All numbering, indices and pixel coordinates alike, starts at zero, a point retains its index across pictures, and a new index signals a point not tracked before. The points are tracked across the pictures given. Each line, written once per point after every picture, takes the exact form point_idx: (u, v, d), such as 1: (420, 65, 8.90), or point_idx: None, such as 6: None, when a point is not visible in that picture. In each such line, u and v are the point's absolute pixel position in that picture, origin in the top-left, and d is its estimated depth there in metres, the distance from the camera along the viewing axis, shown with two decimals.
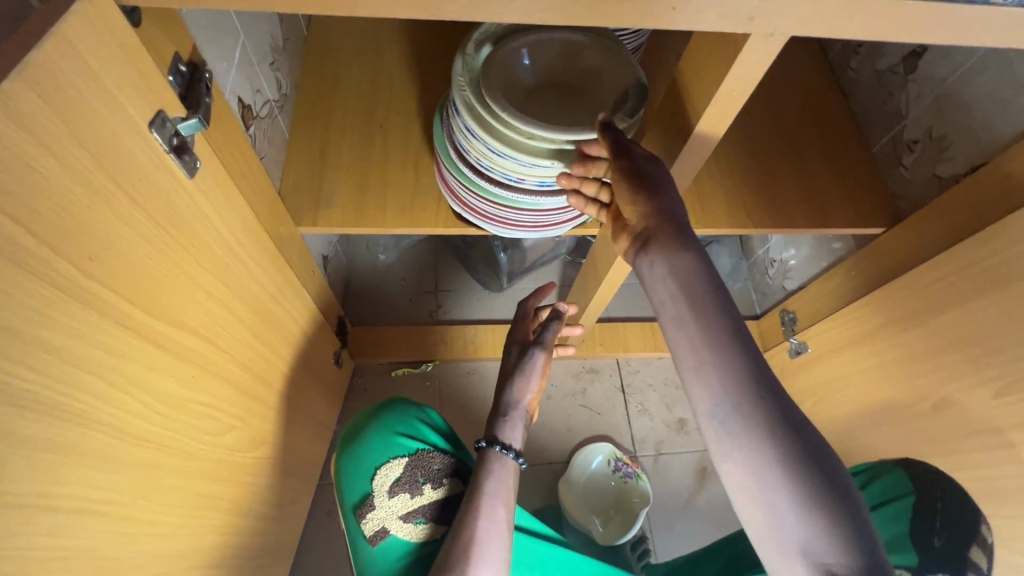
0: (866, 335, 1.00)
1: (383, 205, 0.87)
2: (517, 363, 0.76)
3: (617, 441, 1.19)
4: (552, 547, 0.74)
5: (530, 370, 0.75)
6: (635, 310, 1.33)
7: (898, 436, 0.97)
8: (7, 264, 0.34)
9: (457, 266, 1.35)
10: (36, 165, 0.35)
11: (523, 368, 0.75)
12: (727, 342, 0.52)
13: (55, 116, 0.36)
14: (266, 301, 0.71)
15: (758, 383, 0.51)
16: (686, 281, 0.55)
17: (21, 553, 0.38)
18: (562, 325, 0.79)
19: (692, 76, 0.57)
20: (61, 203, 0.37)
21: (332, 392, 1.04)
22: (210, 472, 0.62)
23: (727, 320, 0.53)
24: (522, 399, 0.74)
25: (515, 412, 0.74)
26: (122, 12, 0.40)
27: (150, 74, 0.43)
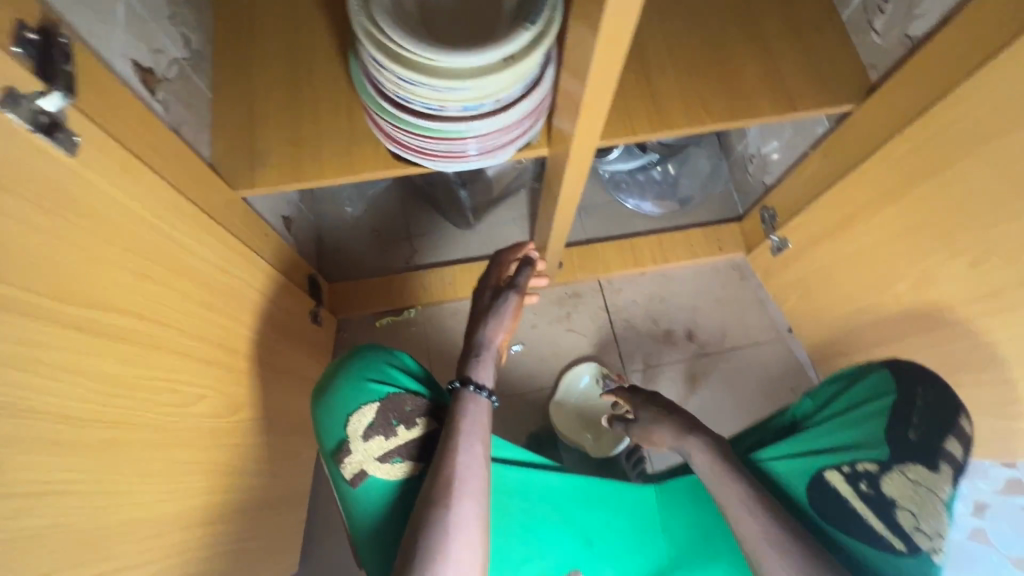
0: (843, 221, 0.97)
1: (320, 156, 0.83)
2: (491, 305, 0.77)
3: (605, 360, 1.21)
4: (530, 473, 0.73)
5: (504, 311, 0.76)
6: (612, 229, 1.32)
7: (880, 320, 0.96)
8: None
9: (426, 208, 1.32)
10: None
11: (496, 310, 0.76)
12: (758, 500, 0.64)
13: None
14: (210, 271, 0.71)
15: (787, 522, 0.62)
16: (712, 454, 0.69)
17: None
18: (533, 271, 0.82)
19: None
20: None
21: (315, 349, 1.06)
22: (186, 440, 0.65)
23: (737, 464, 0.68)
24: (493, 339, 0.74)
25: (487, 351, 0.74)
26: None
27: None
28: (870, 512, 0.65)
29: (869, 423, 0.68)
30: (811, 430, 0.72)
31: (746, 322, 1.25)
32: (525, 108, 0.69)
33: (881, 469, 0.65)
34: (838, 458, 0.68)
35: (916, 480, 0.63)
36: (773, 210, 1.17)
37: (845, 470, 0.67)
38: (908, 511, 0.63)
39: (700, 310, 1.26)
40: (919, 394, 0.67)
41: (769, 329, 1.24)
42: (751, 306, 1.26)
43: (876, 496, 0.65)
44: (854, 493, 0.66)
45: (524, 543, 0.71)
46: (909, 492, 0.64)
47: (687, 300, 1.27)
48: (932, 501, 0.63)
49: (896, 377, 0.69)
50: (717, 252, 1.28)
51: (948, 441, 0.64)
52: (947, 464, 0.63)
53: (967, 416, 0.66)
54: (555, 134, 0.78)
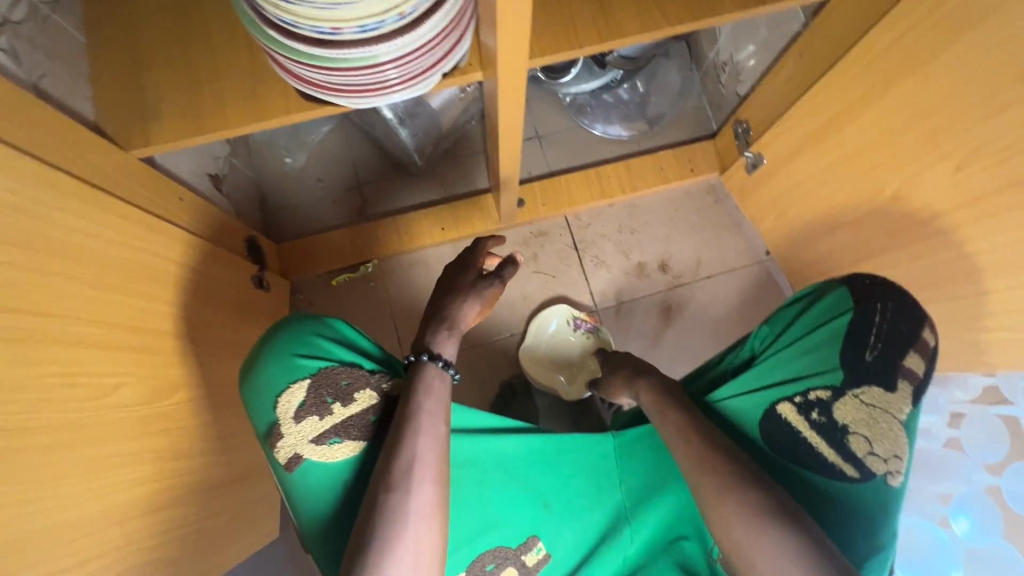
0: (820, 130, 0.88)
1: (220, 103, 0.72)
2: (473, 285, 0.73)
3: (576, 300, 1.16)
4: (490, 441, 0.66)
5: (484, 296, 0.73)
6: (577, 159, 1.22)
7: (858, 236, 0.90)
8: None
9: (373, 152, 1.21)
10: None
11: (478, 292, 0.73)
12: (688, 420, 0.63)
13: None
14: (108, 248, 0.63)
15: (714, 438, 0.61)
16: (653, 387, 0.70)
17: None
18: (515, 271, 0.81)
19: None
20: None
21: (265, 316, 1.00)
22: (104, 434, 0.60)
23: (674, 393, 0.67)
24: (466, 320, 0.71)
25: (457, 329, 0.70)
26: None
27: None
28: (823, 442, 0.61)
29: (824, 349, 0.62)
30: (763, 362, 0.65)
31: (721, 247, 1.18)
32: (437, 25, 0.58)
33: (834, 395, 0.60)
34: (789, 388, 0.62)
35: (870, 403, 0.59)
36: (747, 123, 1.07)
37: (798, 401, 0.62)
38: (861, 436, 0.60)
39: (673, 239, 1.19)
40: (879, 310, 0.61)
41: (746, 253, 1.18)
42: (727, 230, 1.19)
43: (828, 424, 0.61)
44: (806, 424, 0.61)
45: (487, 515, 0.65)
46: (863, 417, 0.60)
47: (659, 229, 1.19)
48: (887, 423, 0.59)
49: (854, 293, 0.63)
50: (689, 174, 1.19)
51: (908, 358, 0.60)
52: (905, 382, 0.60)
53: (931, 327, 0.62)
54: (485, 54, 0.68)
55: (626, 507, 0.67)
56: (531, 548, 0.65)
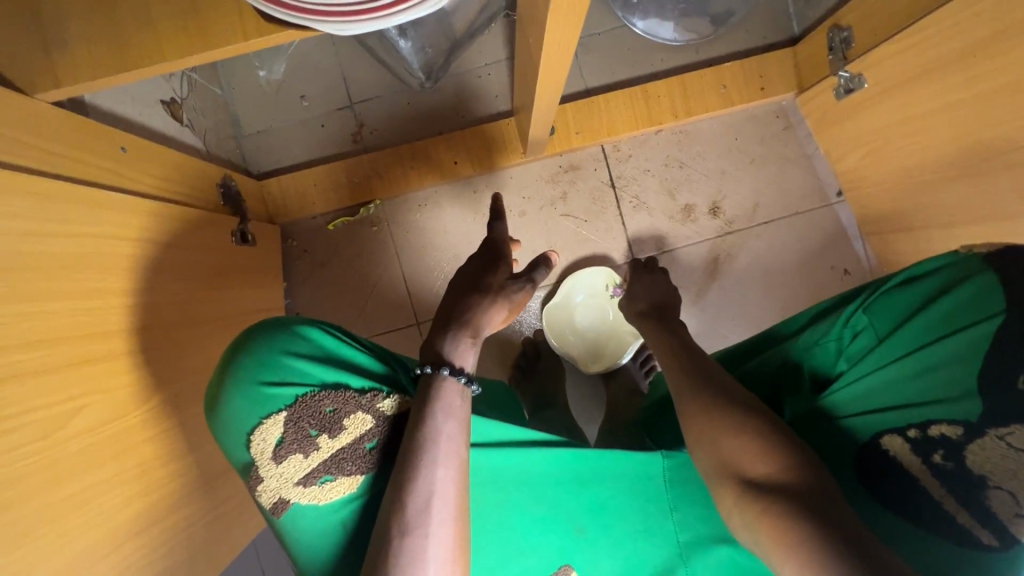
0: (962, 52, 0.67)
1: (152, 20, 0.52)
2: (502, 287, 0.66)
3: (612, 250, 1.00)
4: (511, 457, 0.61)
5: (511, 302, 0.66)
6: (619, 71, 0.99)
7: (977, 193, 0.72)
8: None
9: (368, 62, 0.97)
10: None
11: (506, 296, 0.66)
12: (718, 415, 0.57)
13: None
14: (35, 242, 0.48)
15: (750, 434, 0.55)
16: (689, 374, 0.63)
17: None
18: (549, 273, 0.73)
19: None
20: None
21: (254, 275, 0.86)
22: (70, 467, 0.50)
23: (714, 388, 0.60)
24: (487, 325, 0.63)
25: (478, 337, 0.62)
26: None
27: None
28: (945, 488, 0.55)
29: (961, 362, 0.55)
30: (869, 377, 0.61)
31: (785, 186, 1.00)
32: None
33: (968, 434, 0.54)
34: (901, 420, 0.58)
35: (1021, 448, 0.51)
36: (848, 31, 0.84)
37: (913, 435, 0.57)
38: (1004, 490, 0.52)
39: (729, 176, 1.00)
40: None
41: (813, 194, 0.99)
42: (795, 164, 1.00)
43: (955, 469, 0.54)
44: (925, 468, 0.56)
45: (519, 536, 0.62)
46: (1008, 464, 0.52)
47: (714, 163, 1.00)
48: None
49: (1009, 293, 0.55)
50: (759, 95, 0.97)
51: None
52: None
53: None
54: None
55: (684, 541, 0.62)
56: None
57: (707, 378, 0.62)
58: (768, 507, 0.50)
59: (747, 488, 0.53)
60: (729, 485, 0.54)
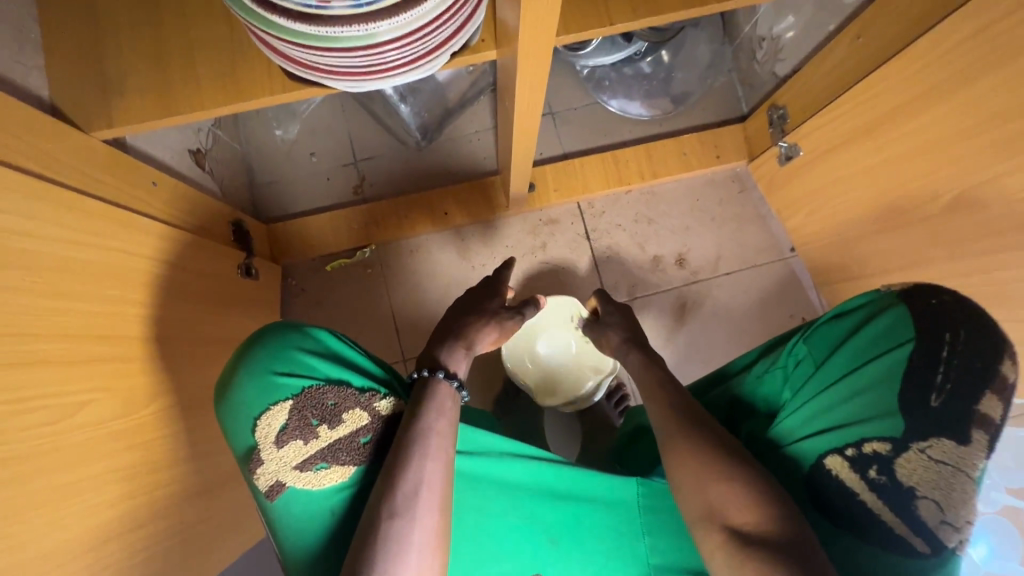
0: (872, 124, 0.80)
1: (194, 77, 0.63)
2: (497, 315, 0.74)
3: (586, 296, 1.08)
4: (495, 464, 0.66)
5: (505, 329, 0.74)
6: (593, 139, 1.13)
7: (900, 243, 0.82)
8: None
9: (372, 125, 1.11)
10: None
11: (501, 322, 0.74)
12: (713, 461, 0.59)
13: None
14: (69, 250, 0.56)
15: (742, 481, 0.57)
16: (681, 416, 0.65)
17: None
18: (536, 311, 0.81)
19: None
20: None
21: (254, 306, 0.93)
22: (70, 456, 0.54)
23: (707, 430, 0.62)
24: (479, 346, 0.71)
25: (470, 352, 0.69)
26: None
27: None
28: (884, 504, 0.58)
29: (885, 384, 0.60)
30: (811, 400, 0.65)
31: (744, 241, 1.10)
32: None
33: (895, 450, 0.57)
34: (840, 439, 0.61)
35: (939, 459, 0.56)
36: (784, 109, 0.98)
37: (850, 454, 0.60)
38: (930, 500, 0.56)
39: (693, 232, 1.11)
40: (947, 343, 0.59)
41: (770, 249, 1.10)
42: (751, 223, 1.11)
43: (889, 484, 0.58)
44: (862, 483, 0.59)
45: (500, 543, 0.65)
46: (931, 475, 0.56)
47: (678, 220, 1.11)
48: (960, 481, 0.55)
49: (918, 321, 0.61)
50: (715, 161, 1.10)
51: (983, 403, 0.56)
52: (980, 432, 0.56)
53: (1013, 359, 0.58)
54: (501, 32, 0.59)
55: (654, 564, 0.64)
56: None
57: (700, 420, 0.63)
58: (755, 561, 0.52)
59: (729, 531, 0.55)
60: (707, 523, 0.57)
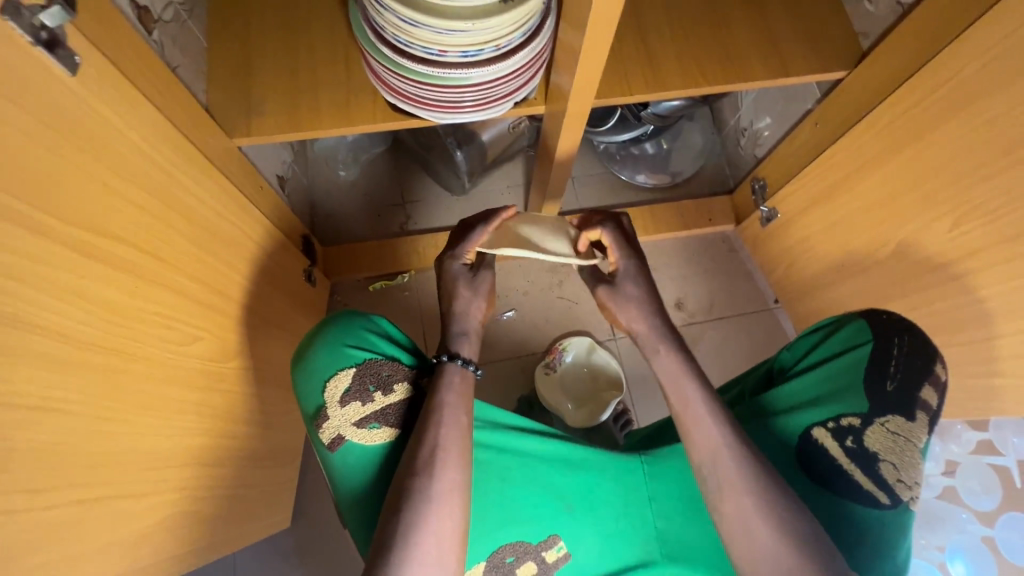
0: (830, 189, 1.00)
1: (316, 107, 0.83)
2: (467, 285, 0.79)
3: (595, 327, 1.21)
4: (510, 438, 0.75)
5: (478, 291, 0.79)
6: (605, 199, 1.34)
7: (864, 286, 0.99)
8: None
9: (420, 175, 1.32)
10: None
11: (473, 287, 0.79)
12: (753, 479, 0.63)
13: None
14: (210, 217, 0.71)
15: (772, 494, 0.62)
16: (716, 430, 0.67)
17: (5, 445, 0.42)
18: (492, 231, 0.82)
19: None
20: None
21: (308, 308, 1.06)
22: (181, 379, 0.65)
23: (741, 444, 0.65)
24: (470, 320, 0.78)
25: (468, 332, 0.77)
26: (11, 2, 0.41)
27: None
28: (857, 468, 0.69)
29: (852, 372, 0.72)
30: (794, 386, 0.76)
31: (733, 292, 1.29)
32: (527, 53, 0.69)
33: (864, 424, 0.69)
34: (823, 415, 0.71)
35: (894, 430, 0.69)
36: (763, 181, 1.20)
37: (831, 426, 0.70)
38: (890, 462, 0.68)
39: (688, 281, 1.29)
40: (896, 344, 0.72)
41: (756, 300, 1.29)
42: (739, 277, 1.30)
43: (860, 451, 0.69)
44: (841, 450, 0.70)
45: (525, 507, 0.72)
46: (888, 443, 0.68)
47: (676, 270, 1.29)
48: (909, 449, 0.68)
49: (873, 327, 0.74)
50: (707, 224, 1.30)
51: (923, 389, 0.70)
52: (922, 412, 0.69)
53: (943, 364, 0.72)
54: (553, 90, 0.81)
55: (660, 527, 0.74)
56: (552, 546, 0.72)
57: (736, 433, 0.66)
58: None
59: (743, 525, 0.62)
60: (726, 520, 0.64)
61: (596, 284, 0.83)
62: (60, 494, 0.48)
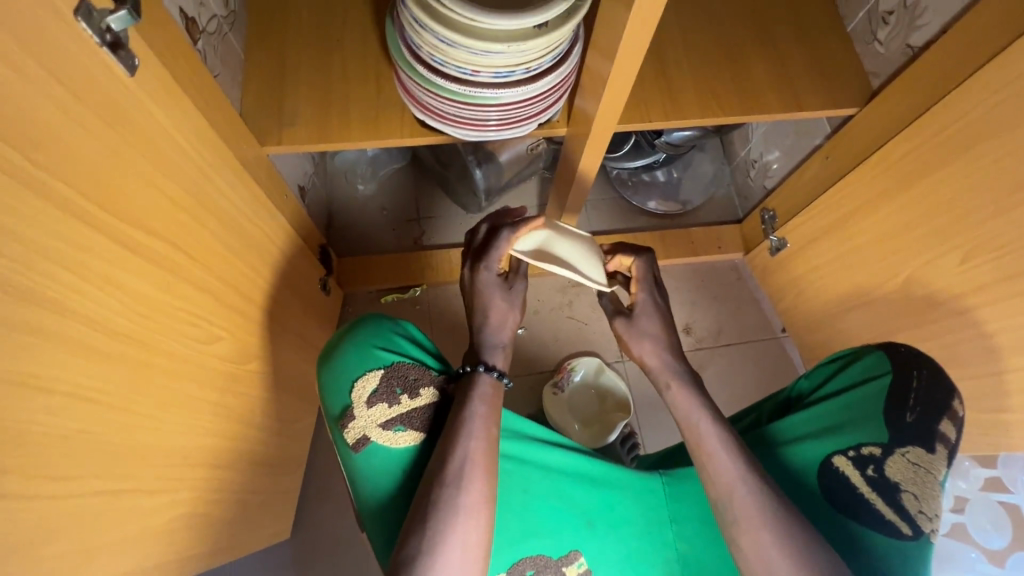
0: (839, 221, 1.02)
1: (346, 120, 0.86)
2: (506, 296, 0.79)
3: (603, 348, 1.21)
4: (535, 449, 0.75)
5: (517, 301, 0.80)
6: (617, 223, 1.37)
7: (871, 318, 1.01)
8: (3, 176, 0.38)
9: (437, 192, 1.34)
10: None
11: (512, 299, 0.79)
12: (774, 512, 0.63)
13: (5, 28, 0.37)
14: (240, 220, 0.73)
15: (793, 529, 0.62)
16: (735, 461, 0.66)
17: (39, 431, 0.43)
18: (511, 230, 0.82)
19: None
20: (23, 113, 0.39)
21: (322, 316, 1.07)
22: (202, 377, 0.66)
23: (761, 477, 0.65)
24: (510, 331, 0.79)
25: (501, 343, 0.78)
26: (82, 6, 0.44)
27: None
28: (878, 496, 0.69)
29: (872, 401, 0.73)
30: (814, 412, 0.77)
31: (741, 320, 1.30)
32: (555, 77, 0.72)
33: (884, 453, 0.70)
34: (844, 443, 0.72)
35: (916, 461, 0.69)
36: (773, 212, 1.22)
37: (852, 454, 0.71)
38: (911, 493, 0.68)
39: (697, 307, 1.30)
40: (915, 377, 0.73)
41: (763, 329, 1.30)
42: (746, 305, 1.31)
43: (880, 479, 0.69)
44: (862, 479, 0.70)
45: (545, 520, 0.72)
46: (909, 474, 0.69)
47: (685, 296, 1.31)
48: (930, 481, 0.69)
49: (892, 359, 0.76)
50: (717, 252, 1.32)
51: (941, 423, 0.71)
52: (941, 445, 0.70)
53: (959, 399, 0.73)
54: (577, 113, 0.83)
55: (681, 549, 0.73)
56: (572, 562, 0.72)
57: (755, 466, 0.66)
58: None
59: (761, 558, 0.62)
60: (745, 552, 0.63)
61: (615, 315, 0.83)
62: (82, 484, 0.48)
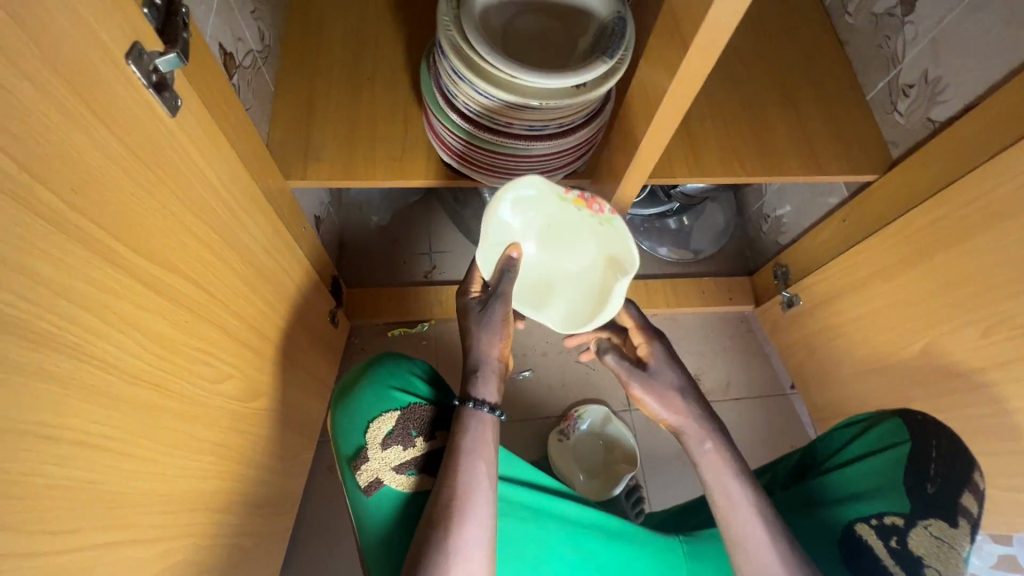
0: (855, 284, 1.02)
1: (372, 158, 0.86)
2: (478, 323, 0.73)
3: (611, 395, 1.19)
4: (548, 499, 0.73)
5: (492, 327, 0.72)
6: None
7: (885, 382, 1.00)
8: (37, 220, 0.37)
9: (450, 227, 1.34)
10: (43, 118, 0.36)
11: (485, 325, 0.73)
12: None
13: (55, 74, 0.37)
14: (260, 254, 0.71)
15: None
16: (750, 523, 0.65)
17: (44, 483, 0.40)
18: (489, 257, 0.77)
19: (672, 21, 0.57)
20: (65, 157, 0.38)
21: (329, 349, 1.05)
22: (210, 417, 0.63)
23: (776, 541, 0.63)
24: (490, 354, 0.72)
25: (486, 368, 0.72)
26: (133, 49, 0.43)
27: (137, 22, 0.44)
28: (900, 569, 0.64)
29: (892, 469, 0.72)
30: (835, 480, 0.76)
31: (750, 374, 1.29)
32: (586, 133, 0.73)
33: (907, 524, 0.67)
34: (865, 511, 0.70)
35: (939, 535, 0.65)
36: (786, 267, 1.22)
37: (874, 522, 0.68)
38: (936, 568, 0.63)
39: (706, 358, 1.29)
40: (934, 446, 0.72)
41: (772, 384, 1.28)
42: (755, 359, 1.30)
43: (903, 552, 0.65)
44: (885, 549, 0.66)
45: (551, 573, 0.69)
46: (934, 548, 0.64)
47: (695, 346, 1.30)
48: (955, 559, 0.64)
49: (910, 430, 0.75)
50: (728, 302, 1.32)
51: (963, 496, 0.68)
52: (964, 520, 0.66)
53: (981, 471, 0.71)
54: (602, 165, 0.84)
55: None
56: None
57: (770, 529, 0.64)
58: None
59: None
60: None
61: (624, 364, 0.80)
62: (80, 537, 0.45)
